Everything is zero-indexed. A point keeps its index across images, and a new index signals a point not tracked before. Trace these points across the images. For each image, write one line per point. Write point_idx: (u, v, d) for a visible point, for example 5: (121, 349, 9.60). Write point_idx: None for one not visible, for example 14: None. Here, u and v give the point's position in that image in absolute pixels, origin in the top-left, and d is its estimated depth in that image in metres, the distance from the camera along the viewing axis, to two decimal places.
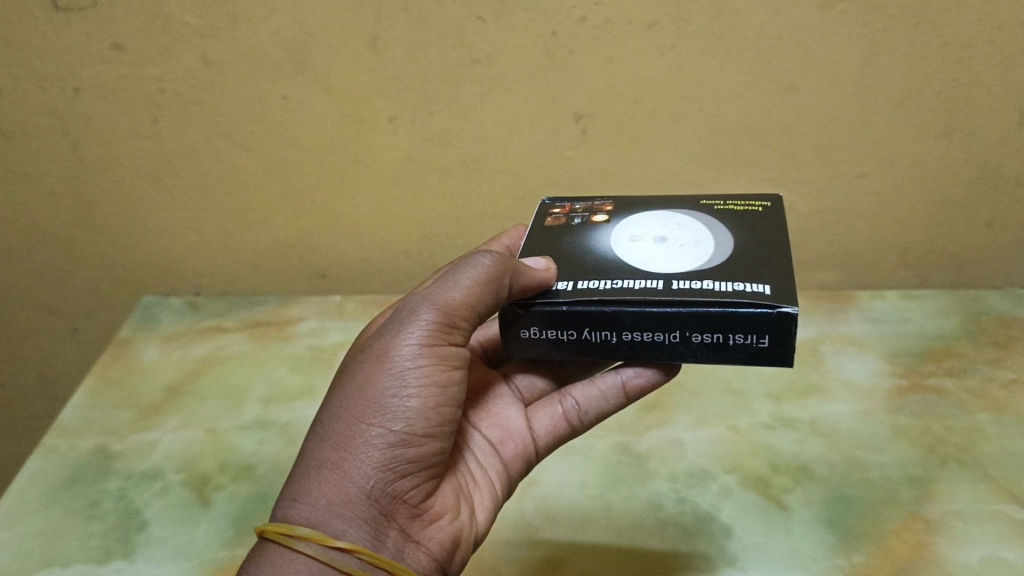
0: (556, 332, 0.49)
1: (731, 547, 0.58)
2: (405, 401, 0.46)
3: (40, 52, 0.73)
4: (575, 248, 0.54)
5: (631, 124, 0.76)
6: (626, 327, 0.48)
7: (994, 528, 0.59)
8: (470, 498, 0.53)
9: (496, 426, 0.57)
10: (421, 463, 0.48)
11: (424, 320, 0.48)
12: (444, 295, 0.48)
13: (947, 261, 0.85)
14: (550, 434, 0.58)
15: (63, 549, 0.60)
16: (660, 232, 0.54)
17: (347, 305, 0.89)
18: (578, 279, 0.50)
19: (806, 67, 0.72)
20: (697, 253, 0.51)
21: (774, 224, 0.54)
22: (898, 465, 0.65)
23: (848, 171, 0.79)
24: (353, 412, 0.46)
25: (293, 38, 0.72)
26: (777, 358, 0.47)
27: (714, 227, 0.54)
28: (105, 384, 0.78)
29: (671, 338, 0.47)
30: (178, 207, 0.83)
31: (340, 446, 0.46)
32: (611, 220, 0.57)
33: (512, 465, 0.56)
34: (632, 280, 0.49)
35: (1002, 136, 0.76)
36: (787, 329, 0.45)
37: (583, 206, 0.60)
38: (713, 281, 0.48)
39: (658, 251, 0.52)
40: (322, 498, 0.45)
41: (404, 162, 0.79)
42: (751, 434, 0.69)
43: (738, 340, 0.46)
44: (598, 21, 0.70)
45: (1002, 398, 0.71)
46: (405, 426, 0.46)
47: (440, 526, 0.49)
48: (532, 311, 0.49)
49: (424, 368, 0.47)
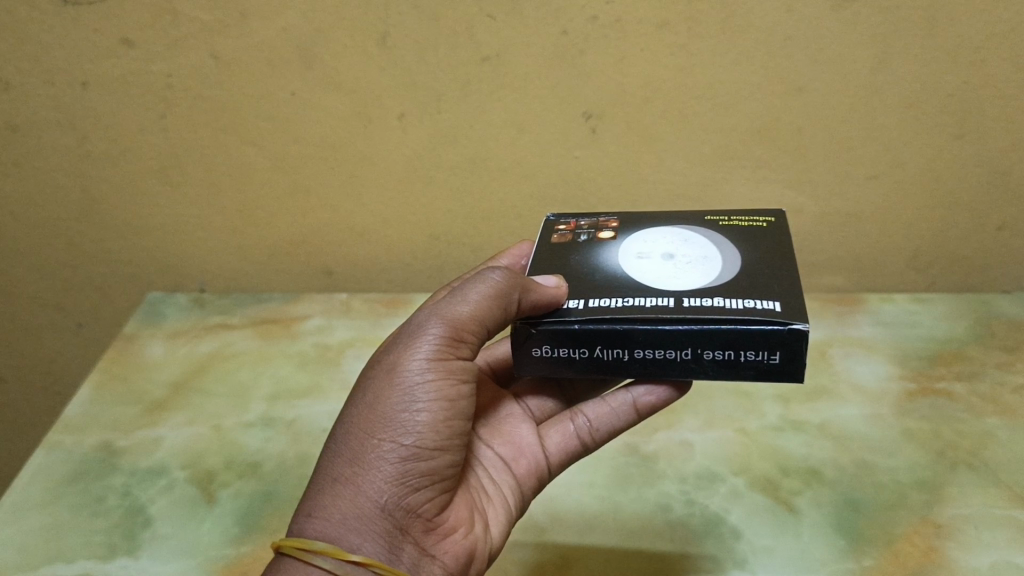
0: (567, 350, 0.49)
1: (740, 549, 0.58)
2: (416, 416, 0.46)
3: (49, 46, 0.73)
4: (584, 265, 0.54)
5: (640, 124, 0.76)
6: (638, 345, 0.47)
7: (1005, 533, 0.58)
8: (483, 512, 0.52)
9: (508, 443, 0.57)
10: (434, 477, 0.47)
11: (432, 335, 0.48)
12: (452, 311, 0.48)
13: (956, 263, 0.85)
14: (562, 452, 0.57)
15: (67, 545, 0.60)
16: (665, 250, 0.54)
17: (353, 303, 0.88)
18: (590, 296, 0.50)
19: (817, 68, 0.72)
20: (704, 270, 0.51)
21: (781, 240, 0.53)
22: (907, 468, 0.64)
23: (858, 173, 0.78)
24: (366, 427, 0.46)
25: (303, 34, 0.71)
26: (787, 375, 0.47)
27: (722, 244, 0.54)
28: (109, 380, 0.78)
29: (683, 355, 0.47)
30: (185, 203, 0.83)
31: (354, 462, 0.46)
32: (617, 237, 0.57)
33: (525, 482, 0.56)
34: (643, 298, 0.48)
35: (1015, 140, 0.76)
36: (797, 346, 0.45)
37: (588, 222, 0.59)
38: (723, 297, 0.48)
39: (666, 268, 0.52)
40: (336, 513, 0.44)
41: (413, 160, 0.79)
42: (761, 437, 0.68)
43: (749, 357, 0.46)
44: (610, 20, 0.70)
45: (1013, 403, 0.71)
46: (417, 441, 0.46)
47: (454, 540, 0.49)
48: (543, 330, 0.48)
49: (433, 383, 0.47)
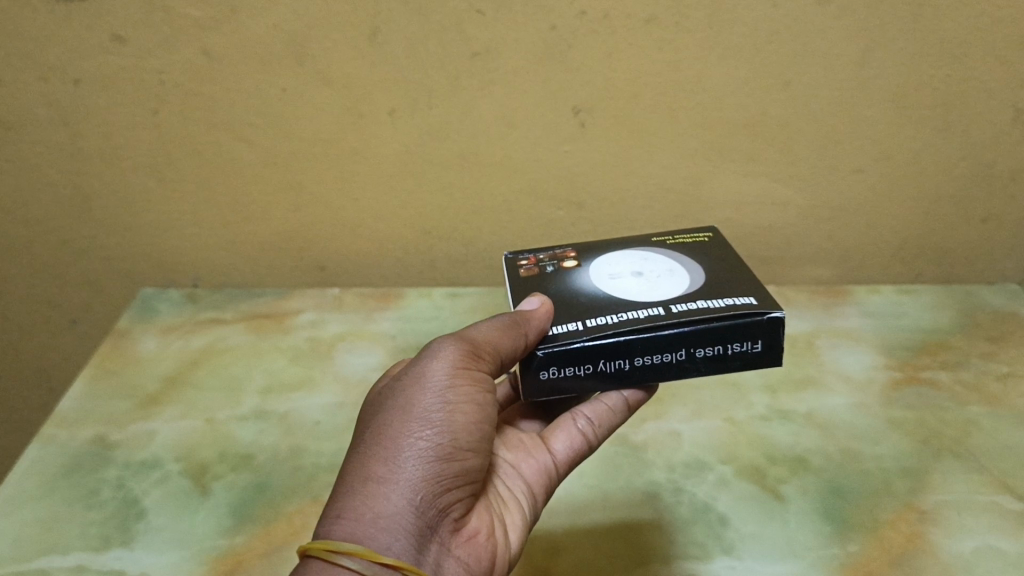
0: (572, 369, 0.51)
1: (728, 536, 0.59)
2: (445, 419, 0.46)
3: (41, 42, 0.73)
4: (562, 291, 0.55)
5: (628, 118, 0.77)
6: (638, 354, 0.50)
7: (989, 519, 0.60)
8: (501, 519, 0.52)
9: (515, 449, 0.57)
10: (461, 483, 0.47)
11: (453, 355, 0.49)
12: (471, 335, 0.50)
13: (940, 254, 0.86)
14: (568, 452, 0.57)
15: (62, 537, 0.60)
16: (631, 270, 0.56)
17: (345, 298, 0.89)
18: (583, 318, 0.52)
19: (803, 62, 0.73)
20: (677, 281, 0.54)
21: (727, 248, 0.58)
22: (893, 456, 0.65)
23: (844, 166, 0.80)
24: (396, 429, 0.46)
25: (294, 30, 0.72)
26: (767, 359, 0.52)
27: (678, 257, 0.58)
28: (103, 373, 0.78)
29: (678, 357, 0.51)
30: (177, 198, 0.83)
31: (386, 462, 0.45)
32: (583, 264, 0.58)
33: (535, 483, 0.55)
34: (633, 311, 0.51)
35: (997, 132, 0.77)
36: (775, 332, 0.51)
37: (545, 254, 0.61)
38: (704, 300, 0.52)
39: (640, 284, 0.55)
40: (368, 512, 0.43)
41: (403, 155, 0.80)
42: (748, 426, 0.69)
43: (735, 349, 0.51)
44: (597, 15, 0.71)
45: (997, 391, 0.72)
46: (448, 442, 0.46)
47: (476, 545, 0.48)
48: (547, 351, 0.50)
49: (459, 391, 0.48)
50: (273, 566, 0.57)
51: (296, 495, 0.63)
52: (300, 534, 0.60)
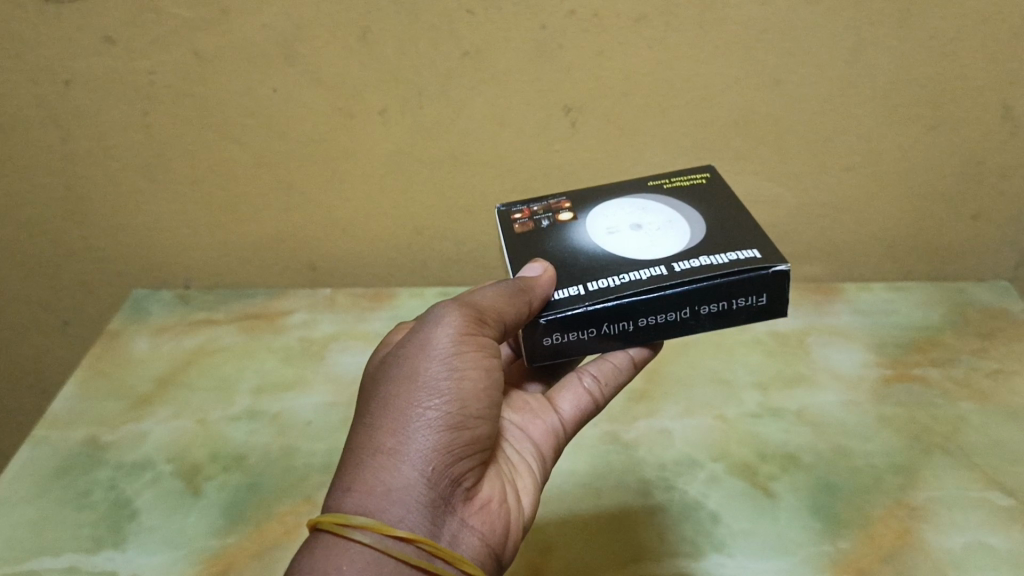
0: (576, 333, 0.51)
1: (718, 532, 0.59)
2: (453, 390, 0.46)
3: (31, 44, 0.73)
4: (560, 251, 0.55)
5: (619, 116, 0.77)
6: (642, 314, 0.50)
7: (978, 515, 0.60)
8: (513, 485, 0.52)
9: (523, 410, 0.57)
10: (472, 450, 0.46)
11: (459, 320, 0.48)
12: (476, 301, 0.49)
13: (930, 251, 0.87)
14: (575, 413, 0.58)
15: (54, 539, 0.60)
16: (628, 224, 0.56)
17: (337, 297, 0.89)
18: (587, 281, 0.51)
19: (794, 61, 0.73)
20: (676, 235, 0.54)
21: (723, 195, 0.58)
22: (883, 453, 0.66)
23: (834, 163, 0.80)
24: (403, 399, 0.45)
25: (284, 30, 0.72)
26: (771, 311, 0.52)
27: (676, 205, 0.57)
28: (95, 374, 0.78)
29: (682, 315, 0.51)
30: (169, 199, 0.83)
31: (394, 433, 0.44)
32: (580, 217, 0.58)
33: (544, 444, 0.56)
34: (636, 271, 0.51)
35: (987, 130, 0.78)
36: (780, 284, 0.51)
37: (541, 205, 0.60)
38: (708, 255, 0.51)
39: (639, 240, 0.54)
40: (379, 486, 0.42)
41: (395, 154, 0.80)
42: (740, 423, 0.69)
43: (741, 304, 0.51)
44: (588, 15, 0.71)
45: (987, 387, 0.72)
46: (456, 411, 0.45)
47: (488, 512, 0.48)
48: (549, 319, 0.50)
49: (465, 361, 0.47)
50: (266, 565, 0.57)
51: (289, 495, 0.63)
52: (293, 534, 0.60)
